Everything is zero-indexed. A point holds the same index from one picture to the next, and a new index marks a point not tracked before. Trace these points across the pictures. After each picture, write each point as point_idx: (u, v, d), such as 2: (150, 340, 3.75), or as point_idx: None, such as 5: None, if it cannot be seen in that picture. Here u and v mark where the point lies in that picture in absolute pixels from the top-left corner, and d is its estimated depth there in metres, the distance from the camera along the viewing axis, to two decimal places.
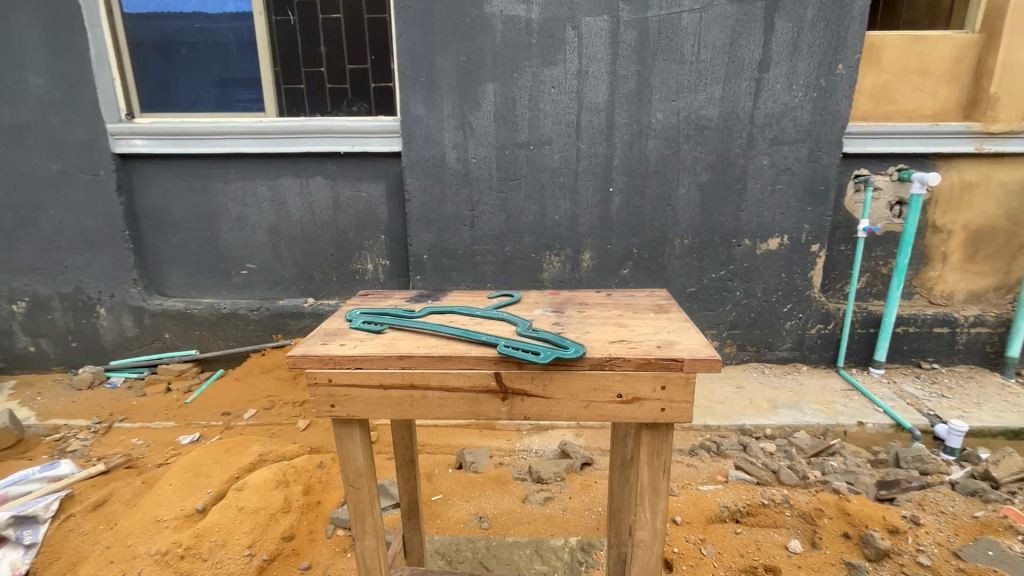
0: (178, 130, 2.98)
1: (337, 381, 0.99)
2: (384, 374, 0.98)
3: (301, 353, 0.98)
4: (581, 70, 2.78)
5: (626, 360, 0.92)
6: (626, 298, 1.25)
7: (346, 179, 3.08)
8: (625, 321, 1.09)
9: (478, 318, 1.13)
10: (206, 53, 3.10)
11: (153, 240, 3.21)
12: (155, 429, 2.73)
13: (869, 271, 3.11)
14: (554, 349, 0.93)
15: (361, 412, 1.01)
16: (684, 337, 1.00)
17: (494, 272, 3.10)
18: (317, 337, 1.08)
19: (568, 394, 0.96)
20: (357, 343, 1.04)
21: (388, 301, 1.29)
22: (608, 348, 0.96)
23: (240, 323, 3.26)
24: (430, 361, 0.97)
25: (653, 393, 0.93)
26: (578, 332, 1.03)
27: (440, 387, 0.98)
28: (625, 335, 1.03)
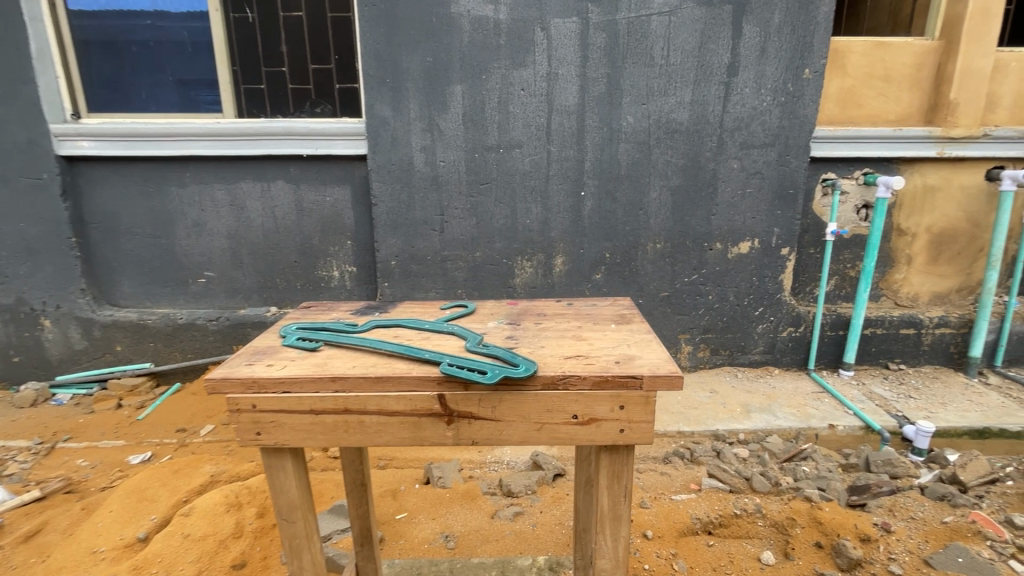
0: (127, 131, 2.83)
1: (262, 407, 0.91)
2: (315, 398, 0.91)
3: (220, 376, 0.90)
4: (551, 72, 2.73)
5: (581, 379, 0.87)
6: (588, 308, 1.19)
7: (309, 183, 2.97)
8: (586, 333, 1.03)
9: (426, 332, 1.06)
10: (159, 51, 2.95)
11: (103, 248, 3.03)
12: (102, 449, 2.56)
13: (838, 274, 3.13)
14: (501, 368, 0.86)
15: (289, 441, 0.93)
16: (645, 350, 0.95)
17: (465, 278, 3.03)
18: (245, 356, 0.99)
19: (519, 415, 0.90)
20: (287, 363, 0.95)
21: (333, 315, 1.20)
22: (562, 364, 0.91)
23: (198, 334, 3.10)
24: (367, 384, 0.89)
25: (611, 414, 0.88)
26: (532, 347, 0.97)
27: (378, 411, 0.91)
28: (585, 348, 0.97)
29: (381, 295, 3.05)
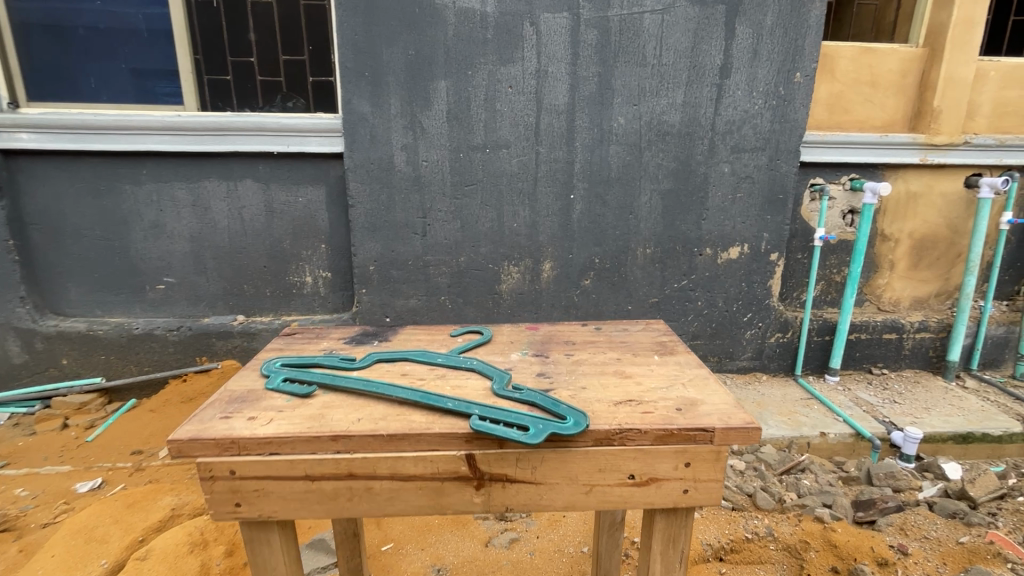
0: (74, 123, 2.56)
1: (243, 467, 0.89)
2: (312, 457, 0.89)
3: (190, 437, 0.88)
4: (540, 70, 2.62)
5: (644, 435, 0.90)
6: (621, 334, 1.32)
7: (280, 182, 2.76)
8: (630, 370, 1.11)
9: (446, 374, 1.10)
10: (110, 36, 2.69)
11: (46, 251, 2.74)
12: (45, 476, 2.30)
13: (824, 279, 3.12)
14: (548, 424, 0.88)
15: (277, 501, 0.91)
16: (707, 395, 1.01)
17: (449, 284, 2.88)
18: (219, 406, 0.98)
19: (560, 476, 0.93)
20: (269, 419, 0.93)
21: (322, 344, 1.25)
22: (615, 410, 0.96)
23: (156, 346, 2.85)
24: (379, 443, 0.89)
25: (676, 470, 0.92)
26: (577, 384, 1.05)
27: (386, 473, 0.90)
28: (636, 392, 1.03)
29: (358, 303, 2.87)
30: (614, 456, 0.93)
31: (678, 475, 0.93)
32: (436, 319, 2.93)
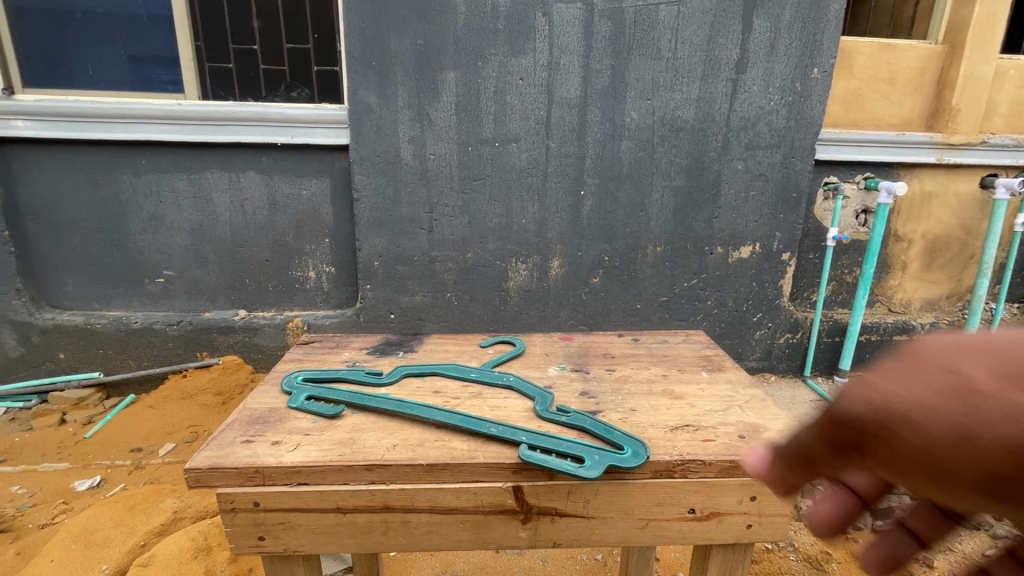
0: (72, 111, 2.49)
1: (267, 495, 0.89)
2: (342, 486, 0.89)
3: (211, 466, 0.87)
4: (552, 62, 2.54)
5: (708, 467, 0.92)
6: (663, 348, 1.40)
7: (283, 174, 2.68)
8: (680, 390, 1.16)
9: (484, 395, 1.12)
10: (108, 21, 2.60)
11: (42, 243, 2.67)
12: (43, 473, 2.24)
13: (835, 279, 3.08)
14: (604, 456, 0.89)
15: (302, 528, 0.91)
16: (770, 421, 1.04)
17: (455, 280, 2.82)
18: (241, 426, 0.99)
19: (615, 510, 0.94)
20: (296, 447, 0.93)
21: (343, 355, 1.32)
22: (671, 430, 1.01)
23: (155, 341, 2.78)
24: (416, 473, 0.89)
25: (741, 503, 0.95)
26: (626, 404, 1.10)
27: (419, 503, 0.91)
28: (691, 415, 1.06)
29: (362, 299, 2.81)
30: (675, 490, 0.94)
31: (742, 508, 0.95)
32: (442, 316, 2.88)
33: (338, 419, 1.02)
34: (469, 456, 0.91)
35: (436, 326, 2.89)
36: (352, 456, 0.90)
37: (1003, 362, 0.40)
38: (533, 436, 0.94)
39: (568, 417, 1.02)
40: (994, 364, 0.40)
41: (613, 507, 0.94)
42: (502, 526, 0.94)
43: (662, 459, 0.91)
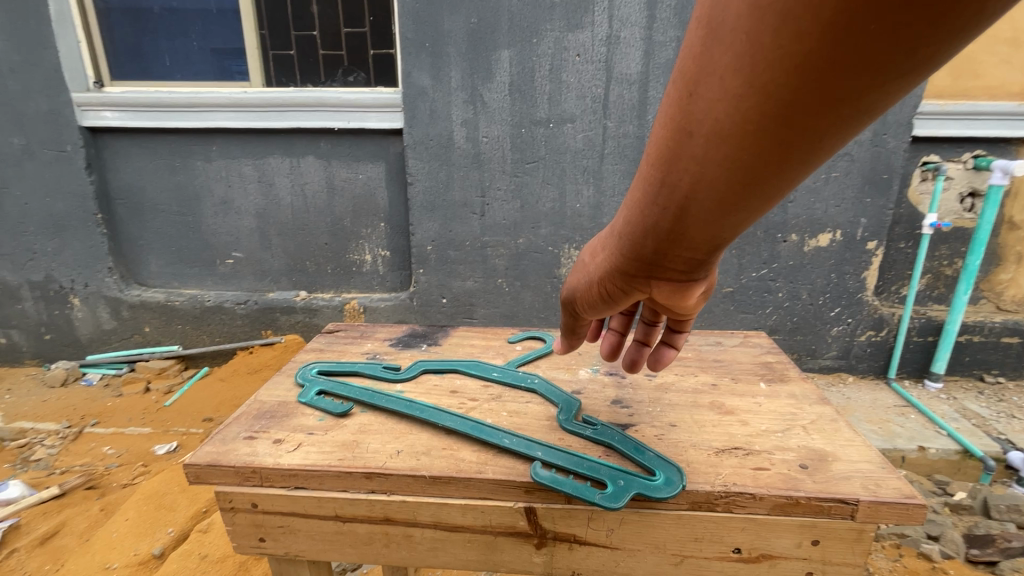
0: (151, 101, 2.65)
1: (262, 497, 0.89)
2: (342, 493, 0.88)
3: (210, 463, 0.88)
4: (612, 35, 2.39)
5: (759, 502, 0.81)
6: (715, 353, 1.31)
7: (341, 159, 2.73)
8: (731, 404, 1.06)
9: (505, 399, 1.08)
10: (183, 15, 2.74)
11: (129, 225, 2.90)
12: (129, 437, 2.45)
13: (931, 271, 2.72)
14: (630, 482, 0.82)
15: (301, 533, 0.91)
16: (841, 449, 0.92)
17: (506, 266, 2.77)
18: (249, 419, 1.01)
19: (642, 542, 0.86)
20: (296, 445, 0.93)
21: (366, 347, 1.32)
22: (716, 451, 0.91)
23: (226, 318, 2.96)
24: (421, 485, 0.86)
25: (799, 546, 0.83)
26: (661, 416, 1.03)
27: (420, 516, 0.87)
28: (742, 436, 0.96)
29: (415, 283, 2.84)
30: (717, 525, 0.84)
31: (800, 552, 0.84)
32: (493, 302, 2.85)
33: (347, 419, 1.01)
34: (477, 471, 0.86)
35: (487, 312, 2.87)
36: (352, 462, 0.88)
37: (594, 245, 0.73)
38: (552, 453, 0.88)
39: (593, 431, 0.95)
40: (594, 245, 0.73)
41: (640, 538, 0.86)
42: (514, 549, 0.89)
43: (702, 489, 0.82)
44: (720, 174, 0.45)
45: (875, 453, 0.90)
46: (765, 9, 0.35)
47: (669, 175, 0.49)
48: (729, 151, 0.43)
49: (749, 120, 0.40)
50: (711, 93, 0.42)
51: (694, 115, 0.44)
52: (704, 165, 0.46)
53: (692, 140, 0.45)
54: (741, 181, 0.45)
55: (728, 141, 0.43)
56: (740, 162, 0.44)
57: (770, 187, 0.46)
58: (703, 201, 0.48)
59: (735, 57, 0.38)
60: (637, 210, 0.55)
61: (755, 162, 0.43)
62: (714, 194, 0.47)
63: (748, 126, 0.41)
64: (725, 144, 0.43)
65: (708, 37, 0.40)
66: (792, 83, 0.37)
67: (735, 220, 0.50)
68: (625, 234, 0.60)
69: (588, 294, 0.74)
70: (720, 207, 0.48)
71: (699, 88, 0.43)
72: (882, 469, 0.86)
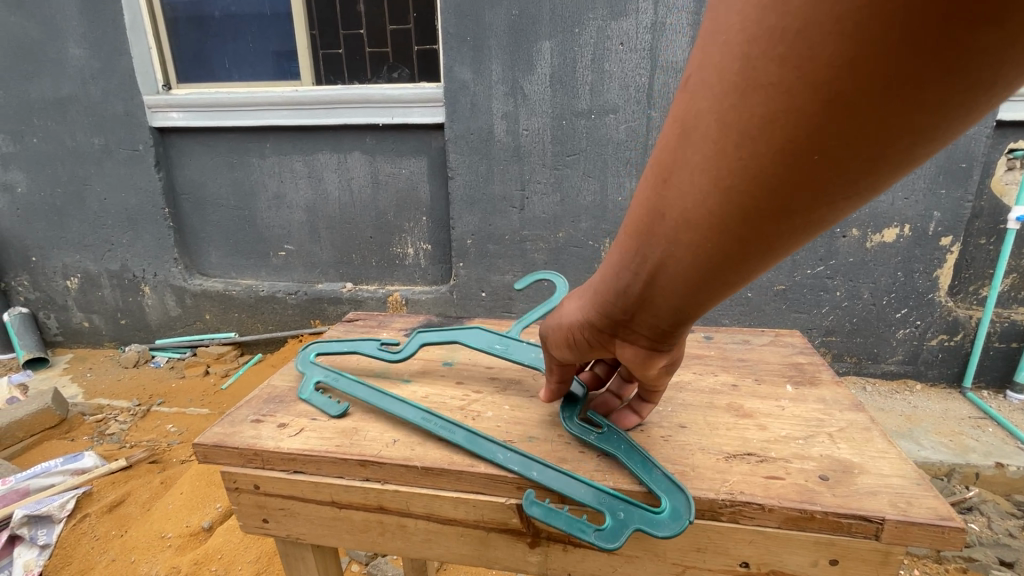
0: (212, 102, 2.80)
1: (263, 479, 0.92)
2: (338, 479, 0.90)
3: (216, 444, 0.92)
4: (657, 22, 2.30)
5: (768, 514, 0.76)
6: (740, 351, 1.26)
7: (385, 154, 2.79)
8: (751, 407, 1.01)
9: (508, 392, 1.09)
10: (240, 19, 2.88)
11: (193, 219, 3.10)
12: (190, 416, 2.64)
13: (1018, 270, 2.45)
14: (630, 515, 0.74)
15: (300, 516, 0.95)
16: (870, 461, 0.85)
17: (546, 260, 2.75)
18: (262, 403, 1.05)
19: (640, 548, 0.83)
20: (299, 432, 0.95)
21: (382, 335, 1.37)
22: (728, 458, 0.86)
23: (278, 307, 3.10)
24: (413, 475, 0.87)
25: (817, 563, 0.77)
26: (670, 415, 0.99)
27: (414, 508, 0.88)
28: (758, 441, 0.90)
29: (455, 276, 2.86)
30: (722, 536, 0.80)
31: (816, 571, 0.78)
32: (532, 296, 2.83)
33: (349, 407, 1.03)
34: (469, 464, 0.86)
35: (526, 306, 2.85)
36: (348, 449, 0.90)
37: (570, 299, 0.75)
38: (547, 475, 0.82)
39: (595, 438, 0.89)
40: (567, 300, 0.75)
41: (637, 545, 0.83)
42: (507, 547, 0.88)
43: (706, 496, 0.78)
44: (687, 257, 0.48)
45: (908, 467, 0.82)
46: (730, 120, 0.38)
47: (644, 247, 0.52)
48: (695, 239, 0.46)
49: (713, 215, 0.43)
50: (683, 183, 0.44)
51: (668, 196, 0.46)
52: (675, 245, 0.48)
53: (664, 219, 0.48)
54: (709, 269, 0.48)
55: (695, 229, 0.45)
56: (706, 250, 0.46)
57: (734, 279, 0.49)
58: (675, 277, 0.51)
59: (703, 156, 0.41)
60: (615, 274, 0.58)
61: (718, 253, 0.46)
62: (680, 274, 0.50)
63: (713, 221, 0.43)
64: (691, 230, 0.45)
65: (681, 136, 0.43)
66: (752, 189, 0.39)
67: (705, 300, 0.53)
68: (602, 296, 0.62)
69: (558, 334, 0.75)
70: (689, 287, 0.51)
71: (671, 175, 0.45)
72: (916, 486, 0.79)
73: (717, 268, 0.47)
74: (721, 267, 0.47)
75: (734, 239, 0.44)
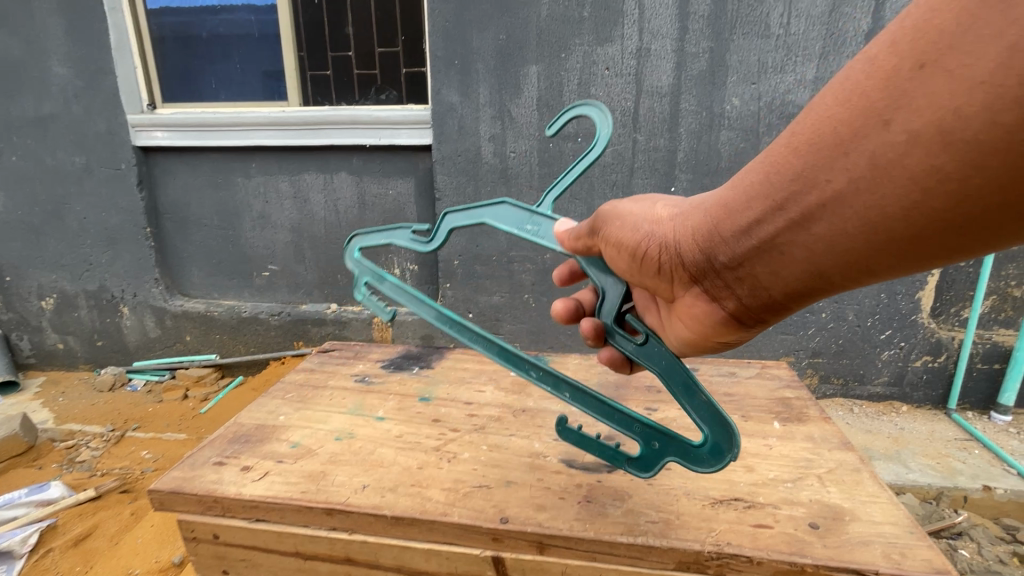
0: (199, 121, 2.78)
1: (222, 527, 1.09)
2: (301, 528, 1.05)
3: (171, 492, 1.09)
4: (642, 48, 2.34)
5: (757, 564, 0.90)
6: (729, 385, 1.47)
7: (371, 175, 2.78)
8: (740, 448, 1.20)
9: (487, 431, 1.28)
10: (229, 40, 2.89)
11: (175, 238, 3.04)
12: (166, 441, 2.55)
13: (997, 292, 2.49)
14: (664, 445, 1.00)
15: (262, 558, 1.10)
16: (861, 507, 1.01)
17: (534, 281, 2.73)
18: (233, 441, 1.26)
19: None
20: (255, 479, 1.12)
21: (357, 368, 1.64)
22: (718, 506, 1.02)
23: (261, 329, 3.04)
24: (372, 524, 1.02)
25: None
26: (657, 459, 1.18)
27: (369, 551, 1.03)
28: (746, 485, 1.08)
29: (442, 297, 2.83)
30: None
31: None
32: (519, 317, 2.80)
33: (316, 446, 1.22)
34: (438, 515, 1.00)
35: (512, 328, 2.83)
36: (313, 496, 1.05)
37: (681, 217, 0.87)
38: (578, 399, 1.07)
39: (636, 350, 1.04)
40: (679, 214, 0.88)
41: None
42: None
43: (693, 548, 0.92)
44: (877, 176, 0.60)
45: (896, 514, 0.99)
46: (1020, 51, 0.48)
47: (843, 150, 0.62)
48: (905, 166, 0.58)
49: (943, 147, 0.54)
50: (932, 91, 0.54)
51: (914, 91, 0.56)
52: (878, 162, 0.60)
53: (888, 126, 0.58)
54: (881, 213, 0.61)
55: (917, 159, 0.57)
56: (899, 191, 0.59)
57: (873, 247, 0.64)
58: (846, 208, 0.64)
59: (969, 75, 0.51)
60: (779, 181, 0.70)
61: (903, 186, 0.59)
62: (853, 188, 0.62)
63: (943, 157, 0.55)
64: (910, 155, 0.57)
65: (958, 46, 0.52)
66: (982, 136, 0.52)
67: (829, 258, 0.69)
68: (745, 209, 0.74)
69: (631, 239, 0.91)
70: (841, 229, 0.65)
71: (938, 65, 0.54)
72: (908, 534, 0.94)
73: (886, 214, 0.61)
74: (886, 220, 0.62)
75: (926, 194, 0.57)
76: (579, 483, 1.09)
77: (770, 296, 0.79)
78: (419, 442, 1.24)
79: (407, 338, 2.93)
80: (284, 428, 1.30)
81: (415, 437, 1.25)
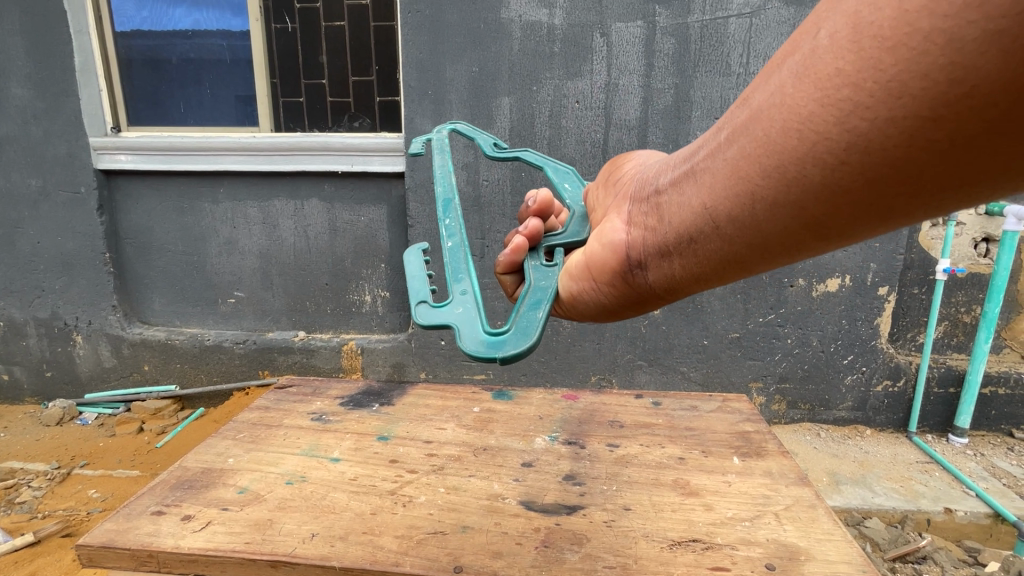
0: (165, 145, 2.73)
1: None
2: None
3: (102, 546, 1.03)
4: (610, 83, 2.43)
5: None
6: (693, 420, 1.49)
7: (343, 202, 2.77)
8: (698, 485, 1.20)
9: (445, 472, 1.25)
10: (199, 65, 2.86)
11: (135, 263, 2.94)
12: (117, 479, 2.41)
13: (948, 318, 2.61)
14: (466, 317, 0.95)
15: None
16: (816, 545, 1.03)
17: (505, 307, 2.72)
18: (179, 486, 1.20)
19: None
20: (199, 529, 1.07)
21: (314, 406, 1.58)
22: (677, 548, 1.02)
23: (224, 357, 2.94)
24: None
25: None
26: (618, 497, 1.17)
27: None
28: (705, 525, 1.08)
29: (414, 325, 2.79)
30: None
31: None
32: None
33: (265, 492, 1.17)
34: (391, 563, 0.97)
35: None
36: (257, 548, 1.01)
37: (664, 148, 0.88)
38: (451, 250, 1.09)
39: (536, 264, 1.04)
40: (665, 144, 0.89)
41: None
42: None
43: None
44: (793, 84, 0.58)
45: (849, 552, 1.00)
46: None
47: (779, 64, 0.61)
48: (817, 70, 0.55)
49: (851, 48, 0.52)
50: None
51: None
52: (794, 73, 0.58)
53: (817, 34, 0.56)
54: (781, 130, 0.60)
55: (826, 63, 0.54)
56: (800, 104, 0.57)
57: (765, 170, 0.62)
58: (758, 125, 0.63)
59: None
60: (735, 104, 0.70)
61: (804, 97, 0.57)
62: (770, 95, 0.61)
63: (848, 58, 0.52)
64: (821, 61, 0.55)
65: None
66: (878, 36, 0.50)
67: (728, 182, 0.67)
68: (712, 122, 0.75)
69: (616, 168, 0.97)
70: (746, 150, 0.64)
71: None
72: (860, 573, 0.96)
73: (785, 132, 0.59)
74: (777, 135, 0.60)
75: (823, 106, 0.55)
76: (536, 527, 1.08)
77: (667, 231, 0.78)
78: (374, 485, 1.20)
79: (377, 367, 2.85)
80: (232, 472, 1.25)
81: (370, 480, 1.21)
